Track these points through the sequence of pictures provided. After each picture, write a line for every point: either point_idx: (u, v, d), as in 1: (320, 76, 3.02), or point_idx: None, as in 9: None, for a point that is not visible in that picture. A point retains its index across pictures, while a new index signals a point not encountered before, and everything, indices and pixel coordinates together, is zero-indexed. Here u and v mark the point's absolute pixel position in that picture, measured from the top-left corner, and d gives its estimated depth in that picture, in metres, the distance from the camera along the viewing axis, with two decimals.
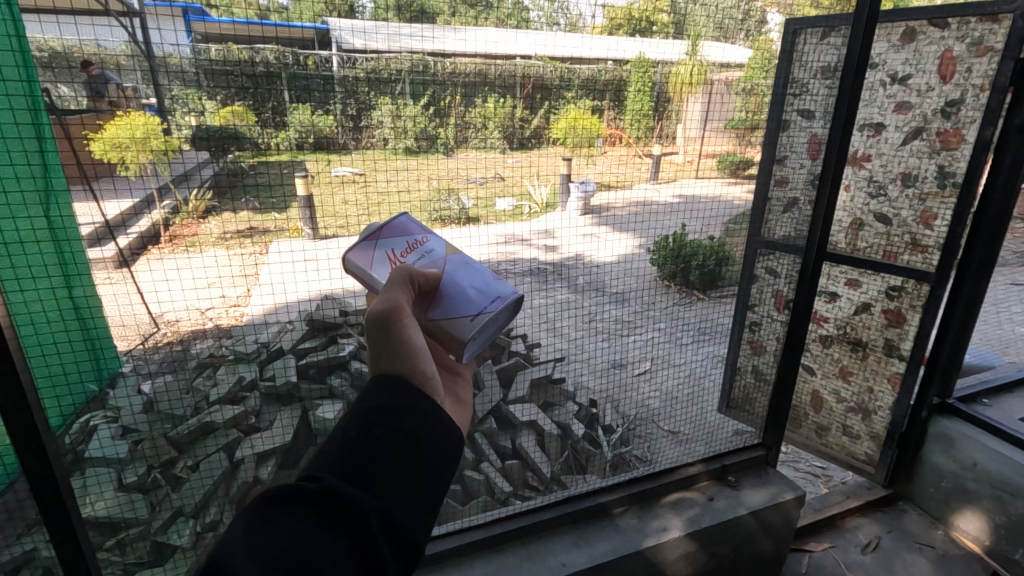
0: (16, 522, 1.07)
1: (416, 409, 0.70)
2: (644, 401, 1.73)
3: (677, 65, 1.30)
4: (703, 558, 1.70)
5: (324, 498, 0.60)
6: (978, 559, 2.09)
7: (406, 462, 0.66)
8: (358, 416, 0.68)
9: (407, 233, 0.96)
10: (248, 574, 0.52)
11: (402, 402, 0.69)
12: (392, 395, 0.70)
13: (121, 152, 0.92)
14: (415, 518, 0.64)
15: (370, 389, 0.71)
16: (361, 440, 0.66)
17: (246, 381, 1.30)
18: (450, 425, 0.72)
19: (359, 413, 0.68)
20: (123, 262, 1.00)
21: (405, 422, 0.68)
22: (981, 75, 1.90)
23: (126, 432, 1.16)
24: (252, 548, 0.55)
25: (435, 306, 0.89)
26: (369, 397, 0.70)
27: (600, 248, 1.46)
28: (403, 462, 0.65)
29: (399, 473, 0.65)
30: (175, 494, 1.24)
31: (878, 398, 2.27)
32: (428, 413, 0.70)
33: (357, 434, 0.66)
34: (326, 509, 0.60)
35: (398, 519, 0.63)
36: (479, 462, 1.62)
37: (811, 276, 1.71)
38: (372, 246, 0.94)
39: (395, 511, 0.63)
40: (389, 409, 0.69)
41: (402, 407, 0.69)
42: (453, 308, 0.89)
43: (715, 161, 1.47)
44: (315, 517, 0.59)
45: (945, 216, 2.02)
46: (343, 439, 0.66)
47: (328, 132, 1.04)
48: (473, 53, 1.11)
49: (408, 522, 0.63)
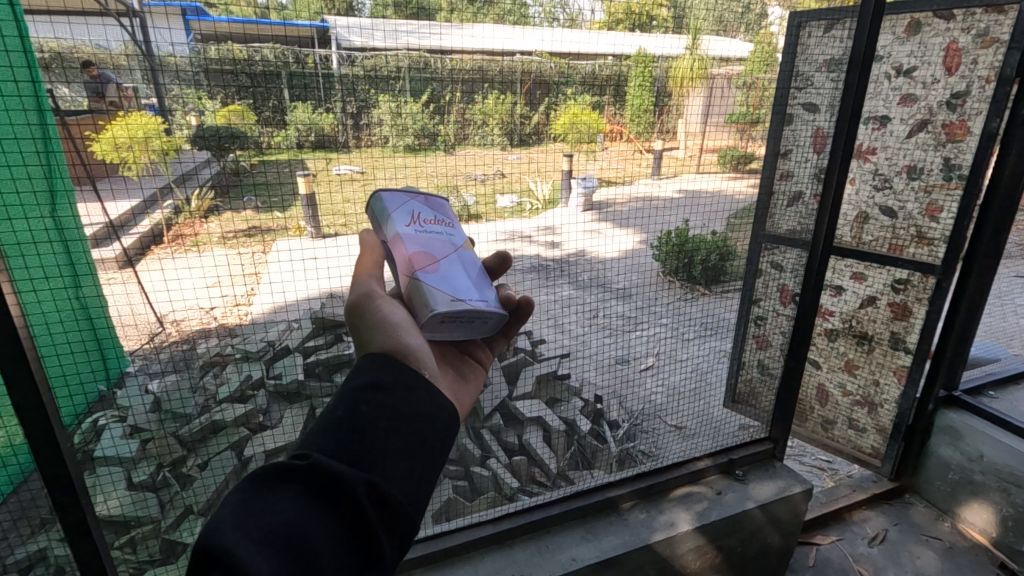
0: (28, 520, 1.09)
1: (403, 385, 0.75)
2: (649, 396, 1.74)
3: (677, 60, 1.30)
4: (710, 552, 1.70)
5: (313, 474, 0.66)
6: (986, 552, 2.07)
7: (391, 439, 0.71)
8: (347, 396, 0.73)
9: (442, 211, 1.01)
10: (242, 546, 0.58)
11: (389, 380, 0.75)
12: (379, 372, 0.76)
13: (124, 152, 0.94)
14: (402, 489, 0.69)
15: (360, 365, 0.77)
16: (347, 419, 0.71)
17: (252, 379, 1.28)
18: (435, 399, 0.77)
19: (347, 393, 0.73)
20: (127, 262, 1.02)
21: (390, 400, 0.73)
22: (986, 67, 1.89)
23: (136, 431, 1.18)
24: (247, 522, 0.61)
25: (429, 269, 0.89)
26: (358, 375, 0.76)
27: (604, 243, 1.46)
28: (388, 438, 0.71)
29: (384, 449, 0.70)
30: (185, 493, 1.27)
31: (884, 391, 2.28)
32: (415, 388, 0.76)
33: (346, 413, 0.71)
34: (315, 484, 0.65)
35: (385, 491, 0.68)
36: (486, 458, 1.70)
37: (817, 268, 1.70)
38: (409, 199, 0.99)
39: (382, 484, 0.68)
40: (376, 387, 0.74)
41: (389, 384, 0.75)
42: (442, 280, 0.89)
43: (716, 156, 1.47)
44: (306, 491, 0.65)
45: (951, 208, 2.01)
46: (333, 417, 0.71)
47: (329, 130, 1.06)
48: (473, 50, 1.12)
49: (395, 493, 0.68)
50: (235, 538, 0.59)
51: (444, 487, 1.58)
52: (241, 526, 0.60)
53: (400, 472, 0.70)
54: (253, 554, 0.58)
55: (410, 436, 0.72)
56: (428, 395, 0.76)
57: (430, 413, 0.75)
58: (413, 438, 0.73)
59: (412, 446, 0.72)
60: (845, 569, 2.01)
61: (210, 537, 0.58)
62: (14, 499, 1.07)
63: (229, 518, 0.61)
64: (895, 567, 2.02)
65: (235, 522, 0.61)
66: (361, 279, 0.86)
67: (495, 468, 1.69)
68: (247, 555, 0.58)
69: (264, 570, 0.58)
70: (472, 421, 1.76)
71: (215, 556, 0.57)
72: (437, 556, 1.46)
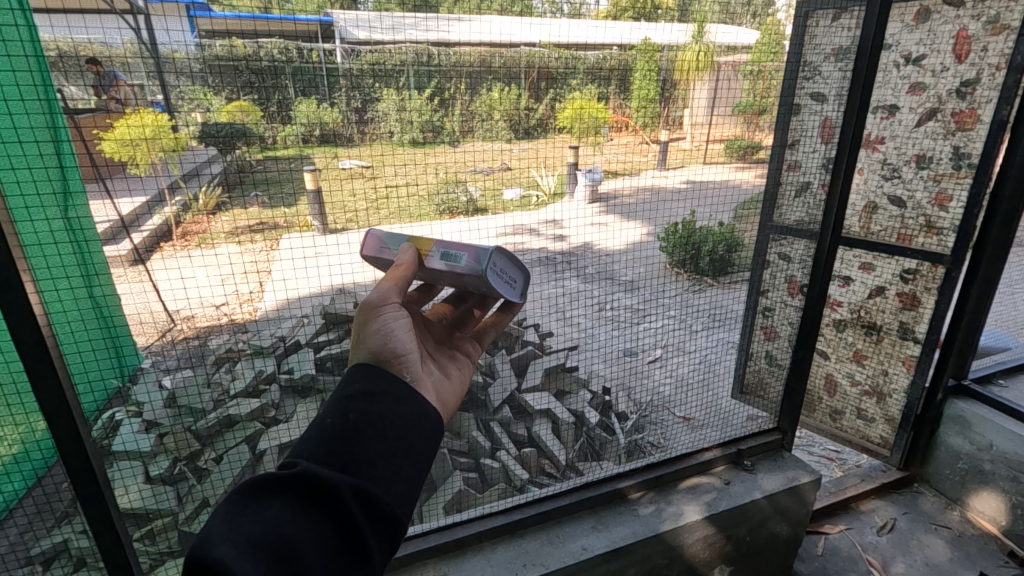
0: (52, 512, 1.11)
1: (386, 393, 0.77)
2: (656, 388, 1.79)
3: (682, 49, 1.30)
4: (718, 541, 1.71)
5: (302, 481, 0.67)
6: (995, 540, 2.07)
7: (379, 444, 0.73)
8: (335, 404, 0.75)
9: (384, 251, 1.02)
10: (228, 554, 0.59)
11: (376, 389, 0.77)
12: (368, 381, 0.78)
13: (131, 149, 0.95)
14: (390, 491, 0.71)
15: (348, 377, 0.79)
16: (335, 426, 0.72)
17: (265, 373, 1.36)
18: (422, 406, 0.79)
19: (335, 404, 0.75)
20: (137, 259, 1.02)
21: (377, 406, 0.75)
22: (996, 54, 1.86)
23: (149, 426, 1.22)
24: (233, 531, 0.61)
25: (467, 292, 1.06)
26: (346, 385, 0.77)
27: (609, 236, 1.48)
28: (374, 442, 0.72)
29: (371, 454, 0.71)
30: (199, 486, 1.28)
31: (892, 381, 2.28)
32: (401, 396, 0.78)
33: (334, 420, 0.73)
34: (303, 491, 0.67)
35: (373, 494, 0.69)
36: (496, 450, 1.79)
37: (822, 277, 1.70)
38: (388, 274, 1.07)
39: (370, 486, 0.69)
40: (362, 396, 0.76)
41: (374, 393, 0.77)
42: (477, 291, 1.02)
43: (723, 146, 1.44)
44: (297, 498, 0.66)
45: (960, 197, 2.00)
46: (321, 425, 0.73)
47: (333, 124, 1.05)
48: (478, 43, 1.12)
49: (384, 495, 0.70)
50: (223, 546, 0.59)
51: (455, 480, 1.63)
52: (229, 534, 0.61)
53: (387, 475, 0.72)
54: (243, 560, 0.59)
55: (395, 441, 0.74)
56: (413, 402, 0.79)
57: (415, 418, 0.77)
58: (399, 442, 0.74)
59: (398, 449, 0.74)
60: (854, 558, 2.01)
61: (197, 546, 0.59)
62: (38, 491, 1.09)
63: (216, 526, 0.61)
64: (905, 555, 2.02)
65: (222, 530, 0.61)
66: (381, 284, 0.84)
67: (505, 460, 1.77)
68: (236, 562, 0.58)
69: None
70: (482, 414, 1.81)
71: (203, 563, 0.57)
72: (449, 547, 1.47)
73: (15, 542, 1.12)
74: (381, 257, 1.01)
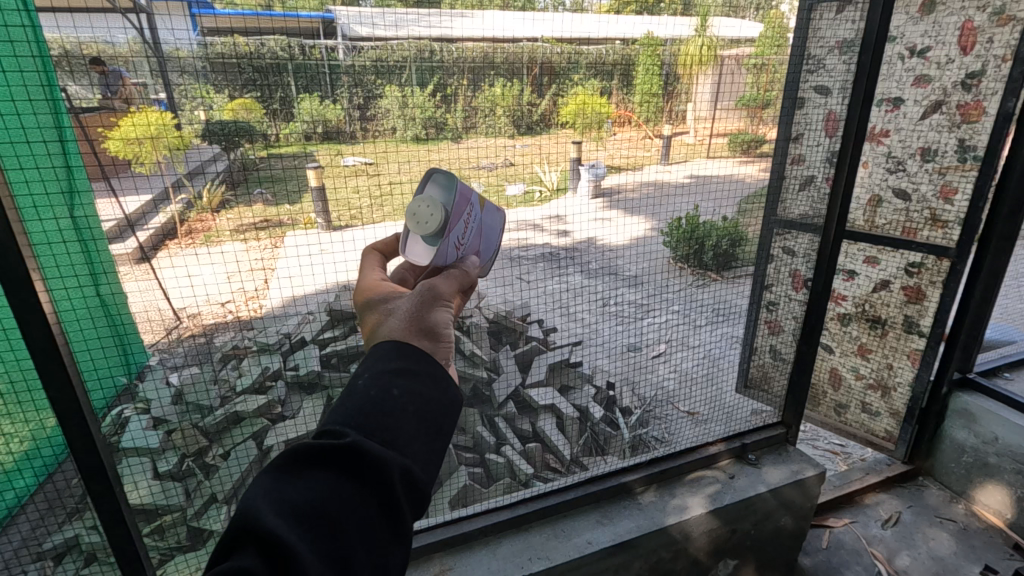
0: (62, 508, 1.12)
1: (426, 374, 0.78)
2: (661, 383, 1.75)
3: (686, 42, 1.28)
4: (723, 535, 1.72)
5: (348, 456, 0.66)
6: (1000, 532, 2.07)
7: (418, 424, 0.74)
8: (379, 377, 0.75)
9: (461, 212, 0.95)
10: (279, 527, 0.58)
11: (417, 369, 0.77)
12: (407, 359, 0.78)
13: (136, 148, 0.95)
14: (425, 473, 0.72)
15: (388, 351, 0.78)
16: (376, 403, 0.72)
17: (271, 370, 1.30)
18: (452, 392, 0.80)
19: (377, 376, 0.75)
20: (142, 257, 1.03)
21: (419, 387, 0.76)
22: (1002, 45, 1.84)
23: (157, 423, 1.21)
24: (281, 505, 0.61)
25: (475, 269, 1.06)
26: (387, 360, 0.77)
27: (613, 231, 1.45)
28: (415, 422, 0.73)
29: (410, 435, 0.72)
30: (207, 482, 1.31)
31: (897, 374, 2.28)
32: (438, 379, 0.79)
33: (378, 395, 0.73)
34: (349, 465, 0.66)
35: (414, 474, 0.70)
36: (501, 446, 1.73)
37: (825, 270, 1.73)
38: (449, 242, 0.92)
39: (409, 466, 0.70)
40: (405, 373, 0.76)
41: (417, 372, 0.77)
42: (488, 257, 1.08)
43: (726, 140, 1.43)
44: (339, 473, 0.66)
45: (966, 190, 1.98)
46: (365, 398, 0.72)
47: (335, 122, 1.06)
48: (479, 37, 1.12)
49: (422, 476, 0.71)
50: (272, 518, 0.59)
51: (461, 474, 1.62)
52: (274, 504, 0.61)
53: (424, 455, 0.73)
54: (291, 533, 0.59)
55: (431, 422, 0.76)
56: (445, 387, 0.79)
57: (445, 401, 0.79)
58: (434, 424, 0.76)
59: (432, 432, 0.75)
60: (859, 551, 2.02)
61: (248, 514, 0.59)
62: (49, 487, 1.11)
63: (263, 496, 0.61)
64: (910, 549, 2.02)
65: (270, 502, 0.61)
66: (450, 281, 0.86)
67: (510, 456, 1.73)
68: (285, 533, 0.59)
69: (304, 547, 0.59)
70: (487, 410, 1.74)
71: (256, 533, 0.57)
72: (456, 541, 1.49)
73: (25, 538, 1.13)
74: (460, 204, 0.95)
